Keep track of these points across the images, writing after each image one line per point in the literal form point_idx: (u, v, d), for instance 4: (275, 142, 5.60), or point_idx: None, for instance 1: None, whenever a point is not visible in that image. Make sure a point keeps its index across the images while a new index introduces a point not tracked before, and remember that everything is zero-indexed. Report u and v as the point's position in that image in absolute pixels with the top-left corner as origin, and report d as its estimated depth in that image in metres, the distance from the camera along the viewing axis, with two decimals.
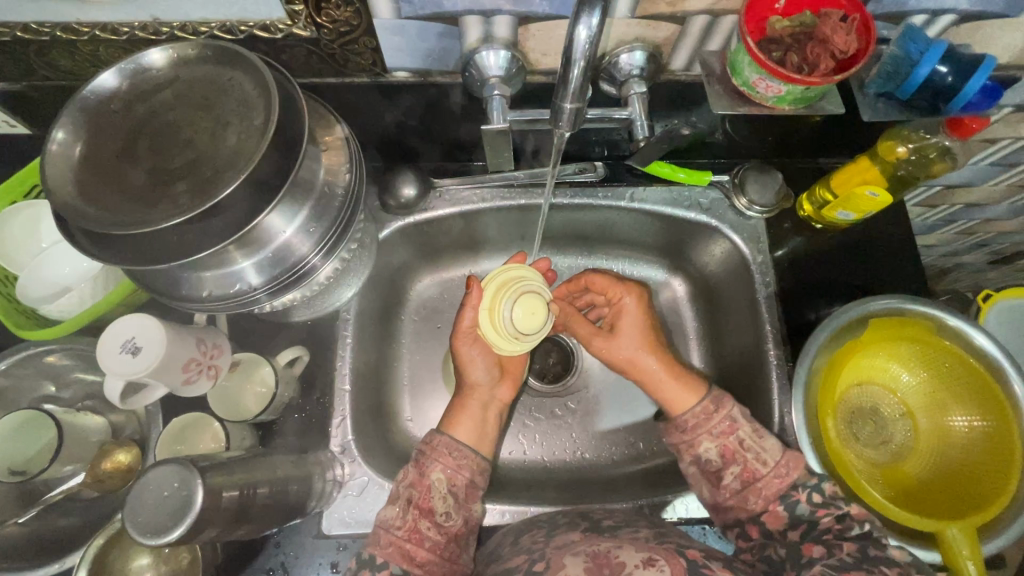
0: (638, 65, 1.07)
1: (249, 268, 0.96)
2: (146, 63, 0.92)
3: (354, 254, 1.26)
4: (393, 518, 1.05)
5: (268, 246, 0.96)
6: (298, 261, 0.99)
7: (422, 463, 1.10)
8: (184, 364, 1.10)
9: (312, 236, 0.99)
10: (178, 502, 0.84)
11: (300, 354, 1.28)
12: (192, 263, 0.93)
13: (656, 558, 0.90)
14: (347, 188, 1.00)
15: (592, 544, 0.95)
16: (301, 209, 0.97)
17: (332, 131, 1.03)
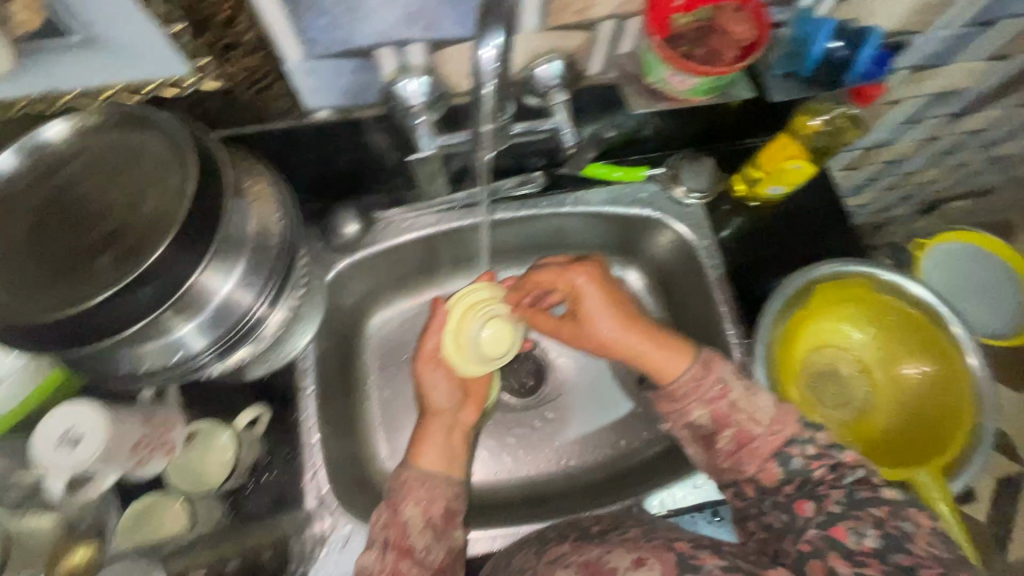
0: (555, 75, 1.03)
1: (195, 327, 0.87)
2: (37, 140, 0.86)
3: (303, 302, 1.09)
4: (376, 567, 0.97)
5: (219, 307, 0.88)
6: (244, 313, 0.91)
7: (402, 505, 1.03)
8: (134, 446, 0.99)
9: (254, 283, 0.90)
10: None
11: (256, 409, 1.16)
12: (120, 339, 0.80)
13: (649, 562, 0.87)
14: (282, 238, 0.93)
15: (582, 556, 0.92)
16: (237, 263, 0.88)
17: (258, 178, 0.95)
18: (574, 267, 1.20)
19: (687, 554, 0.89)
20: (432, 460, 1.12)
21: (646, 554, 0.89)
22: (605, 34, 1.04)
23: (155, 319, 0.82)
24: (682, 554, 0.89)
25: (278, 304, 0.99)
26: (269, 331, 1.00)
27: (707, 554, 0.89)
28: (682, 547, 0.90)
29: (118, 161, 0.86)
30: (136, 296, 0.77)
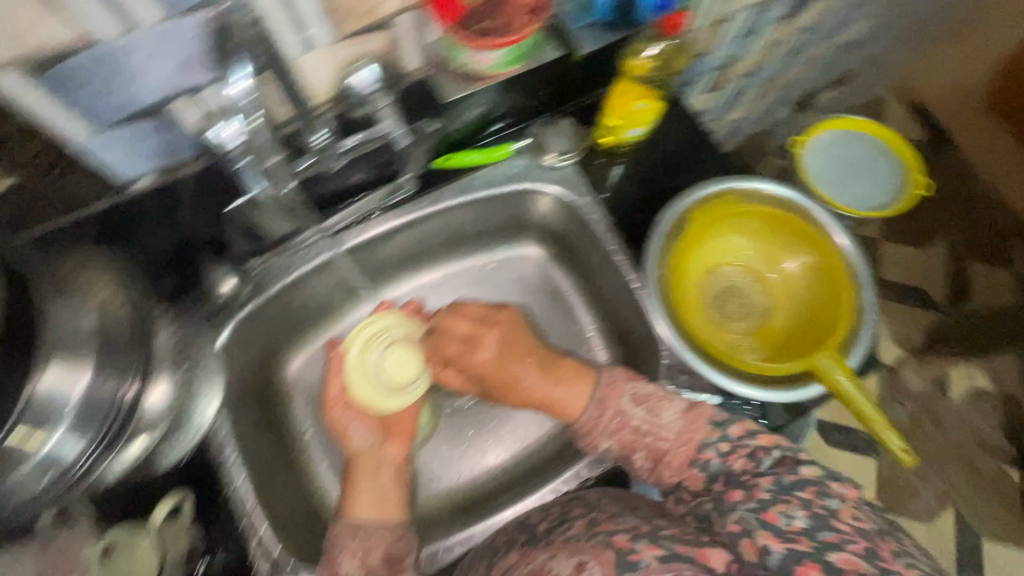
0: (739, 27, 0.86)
1: (51, 450, 0.45)
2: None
3: (488, 277, 0.85)
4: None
5: (73, 412, 0.45)
6: (109, 408, 0.48)
7: (337, 556, 0.52)
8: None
9: (117, 366, 0.48)
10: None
11: (183, 495, 0.59)
12: (312, 241, 0.70)
13: (596, 559, 0.42)
14: (494, 195, 0.76)
15: (529, 561, 0.45)
16: (418, 205, 0.74)
17: (507, 124, 0.77)
18: (752, 219, 0.70)
19: (737, 500, 0.45)
20: (375, 492, 0.58)
21: (642, 525, 0.45)
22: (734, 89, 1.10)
23: (315, 305, 0.77)
24: (724, 471, 0.49)
25: (157, 379, 0.55)
26: (151, 420, 0.54)
27: (652, 541, 0.43)
28: (812, 490, 0.44)
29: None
30: (278, 275, 0.69)
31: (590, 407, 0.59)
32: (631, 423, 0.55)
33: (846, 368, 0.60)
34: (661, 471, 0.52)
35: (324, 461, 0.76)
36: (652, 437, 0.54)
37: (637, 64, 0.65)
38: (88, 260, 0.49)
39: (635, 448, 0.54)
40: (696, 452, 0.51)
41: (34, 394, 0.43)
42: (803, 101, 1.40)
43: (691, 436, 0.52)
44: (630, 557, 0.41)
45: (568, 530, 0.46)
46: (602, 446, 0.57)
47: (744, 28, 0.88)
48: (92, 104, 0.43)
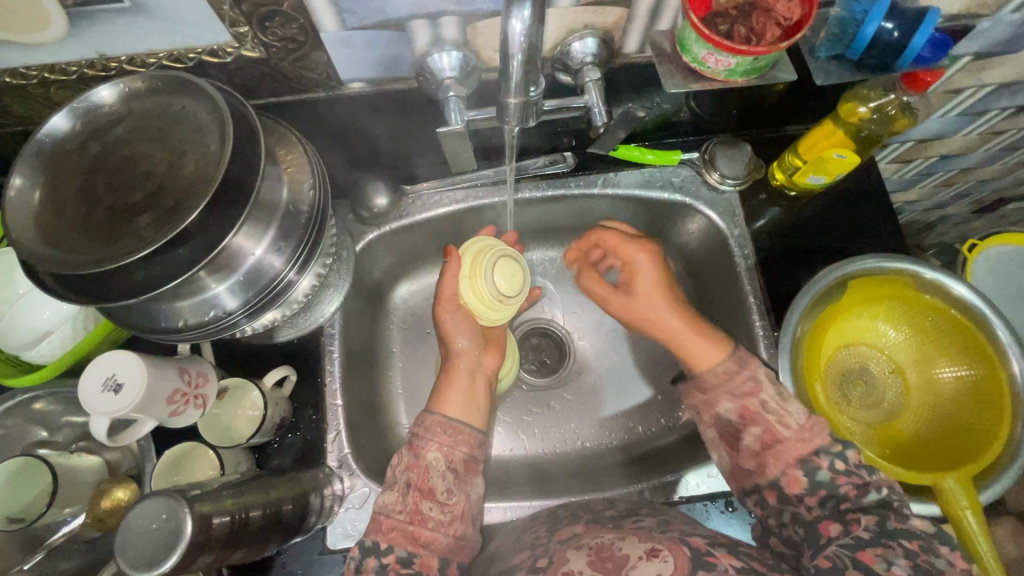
0: (970, 101, 0.78)
1: (220, 292, 0.50)
2: (87, 96, 0.49)
3: None
4: (395, 509, 0.56)
5: (245, 269, 0.50)
6: (270, 280, 0.51)
7: (424, 445, 0.60)
8: (174, 392, 0.53)
9: (290, 245, 0.51)
10: (230, 422, 0.61)
11: (290, 371, 0.65)
12: (465, 187, 0.73)
13: (669, 551, 0.48)
14: (646, 200, 0.75)
15: (596, 535, 0.51)
16: (571, 186, 0.74)
17: (682, 134, 0.76)
18: (916, 308, 0.64)
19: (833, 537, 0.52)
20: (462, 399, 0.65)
21: (720, 536, 0.52)
22: (925, 167, 1.00)
23: (442, 244, 0.80)
24: (827, 486, 0.54)
25: (311, 268, 0.57)
26: (290, 300, 0.58)
27: (729, 551, 0.49)
28: (917, 545, 0.50)
29: (174, 126, 0.48)
30: (425, 207, 0.73)
31: (716, 376, 0.61)
32: (761, 395, 0.58)
33: (974, 501, 0.54)
34: (767, 459, 0.56)
35: (400, 388, 0.80)
36: (776, 418, 0.57)
37: (857, 111, 0.62)
38: (292, 139, 0.54)
39: (753, 421, 0.57)
40: (807, 461, 0.55)
41: (228, 246, 0.47)
42: (988, 204, 1.25)
43: (812, 440, 0.56)
44: (706, 558, 0.47)
45: (640, 522, 0.53)
46: (721, 404, 0.60)
47: (969, 106, 0.80)
48: (352, 6, 0.47)
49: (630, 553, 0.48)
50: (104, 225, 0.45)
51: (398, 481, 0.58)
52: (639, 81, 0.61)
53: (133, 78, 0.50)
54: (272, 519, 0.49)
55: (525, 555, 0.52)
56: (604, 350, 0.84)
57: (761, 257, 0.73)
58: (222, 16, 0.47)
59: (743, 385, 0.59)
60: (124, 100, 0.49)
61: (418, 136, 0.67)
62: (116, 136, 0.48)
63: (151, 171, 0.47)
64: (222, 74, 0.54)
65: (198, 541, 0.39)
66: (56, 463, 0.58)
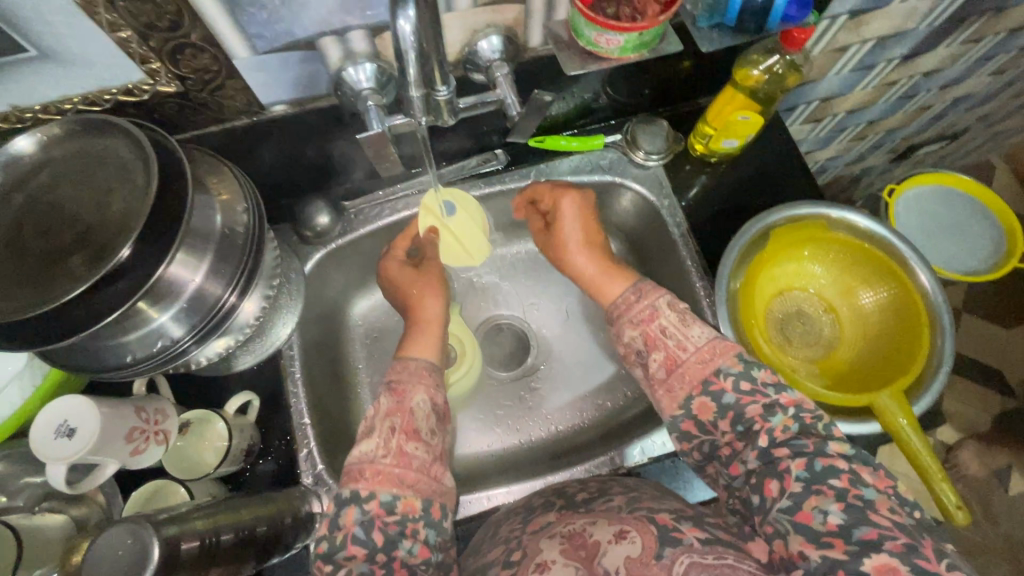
0: (858, 56, 0.85)
1: (164, 322, 0.50)
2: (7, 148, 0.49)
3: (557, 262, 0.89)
4: (379, 455, 0.54)
5: (188, 296, 0.50)
6: (213, 304, 0.52)
7: (406, 391, 0.59)
8: (132, 430, 0.52)
9: (228, 270, 0.52)
10: (194, 458, 0.61)
11: (251, 396, 0.65)
12: (406, 196, 0.76)
13: (636, 531, 0.50)
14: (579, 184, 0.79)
15: (568, 523, 0.53)
16: (507, 180, 0.77)
17: (603, 119, 0.80)
18: (834, 246, 0.69)
19: (774, 496, 0.51)
20: (432, 344, 0.67)
21: (685, 510, 0.54)
22: (834, 123, 1.08)
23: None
24: (735, 407, 0.56)
25: (255, 292, 0.59)
26: (240, 325, 0.59)
27: (695, 524, 0.51)
28: (845, 481, 0.49)
29: (98, 166, 0.49)
30: (369, 221, 0.75)
31: (623, 303, 0.65)
32: (660, 320, 0.62)
33: (908, 413, 0.59)
34: (673, 382, 0.59)
35: (371, 402, 0.80)
36: (675, 343, 0.60)
37: (751, 75, 0.67)
38: (223, 169, 0.55)
39: (656, 346, 0.61)
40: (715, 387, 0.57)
41: (163, 276, 0.48)
42: (902, 150, 1.35)
43: (712, 359, 0.59)
44: (674, 535, 0.49)
45: (609, 504, 0.55)
46: (627, 333, 0.63)
47: (860, 60, 0.87)
48: (260, 31, 0.49)
49: (600, 538, 0.50)
50: (38, 269, 0.45)
51: (380, 429, 0.56)
52: (549, 72, 0.65)
53: (49, 126, 0.50)
54: (248, 541, 0.50)
55: (499, 551, 0.54)
56: (564, 335, 0.87)
57: (692, 223, 0.77)
58: (130, 54, 0.48)
59: (642, 313, 0.63)
60: (44, 148, 0.50)
61: (350, 152, 0.69)
62: (40, 184, 0.49)
63: (81, 212, 0.47)
64: (141, 112, 0.55)
65: (167, 565, 0.39)
66: (19, 523, 0.56)
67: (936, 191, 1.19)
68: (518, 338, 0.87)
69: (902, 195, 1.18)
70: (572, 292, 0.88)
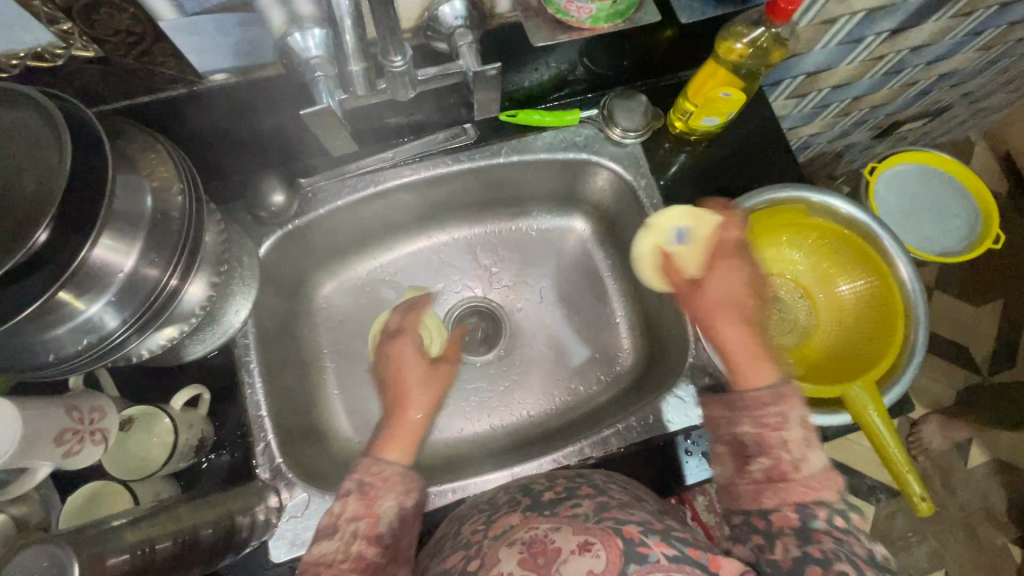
0: (845, 30, 0.81)
1: (94, 313, 0.46)
2: None
3: (531, 245, 0.85)
4: (339, 559, 0.51)
5: (119, 283, 0.46)
6: (151, 290, 0.47)
7: (380, 496, 0.55)
8: (63, 431, 0.49)
9: (164, 254, 0.48)
10: (138, 458, 0.57)
11: (201, 389, 0.61)
12: (369, 173, 0.71)
13: (601, 543, 0.47)
14: (554, 162, 0.75)
15: (531, 527, 0.50)
16: (477, 157, 0.73)
17: (580, 94, 0.75)
18: (815, 230, 0.66)
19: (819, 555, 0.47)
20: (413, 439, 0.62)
21: (655, 522, 0.50)
22: (819, 100, 1.05)
23: (356, 235, 0.77)
24: (818, 531, 0.48)
25: (199, 275, 0.54)
26: (186, 313, 0.54)
27: (663, 538, 0.48)
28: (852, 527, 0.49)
29: (5, 141, 0.43)
30: (328, 200, 0.70)
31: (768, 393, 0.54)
32: (785, 432, 0.52)
33: (879, 404, 0.58)
34: (767, 490, 0.51)
35: (336, 389, 0.77)
36: (790, 458, 0.51)
37: (734, 49, 0.63)
38: (155, 144, 0.50)
39: (767, 450, 0.52)
40: (801, 506, 0.50)
41: (86, 261, 0.43)
42: (884, 127, 1.33)
43: (819, 487, 0.51)
44: (639, 550, 0.47)
45: (576, 509, 0.52)
46: (741, 428, 0.53)
47: (848, 33, 0.83)
48: None
49: (562, 547, 0.47)
50: None
51: (342, 531, 0.53)
52: (519, 41, 0.60)
53: None
54: (191, 549, 0.47)
55: (459, 556, 0.51)
56: (538, 319, 0.84)
57: (670, 205, 0.74)
58: (35, 13, 0.42)
59: (769, 417, 0.53)
60: None
61: (304, 128, 0.64)
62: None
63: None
64: (58, 80, 0.49)
65: None
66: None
67: (916, 170, 1.18)
68: (488, 321, 0.84)
69: (883, 173, 1.16)
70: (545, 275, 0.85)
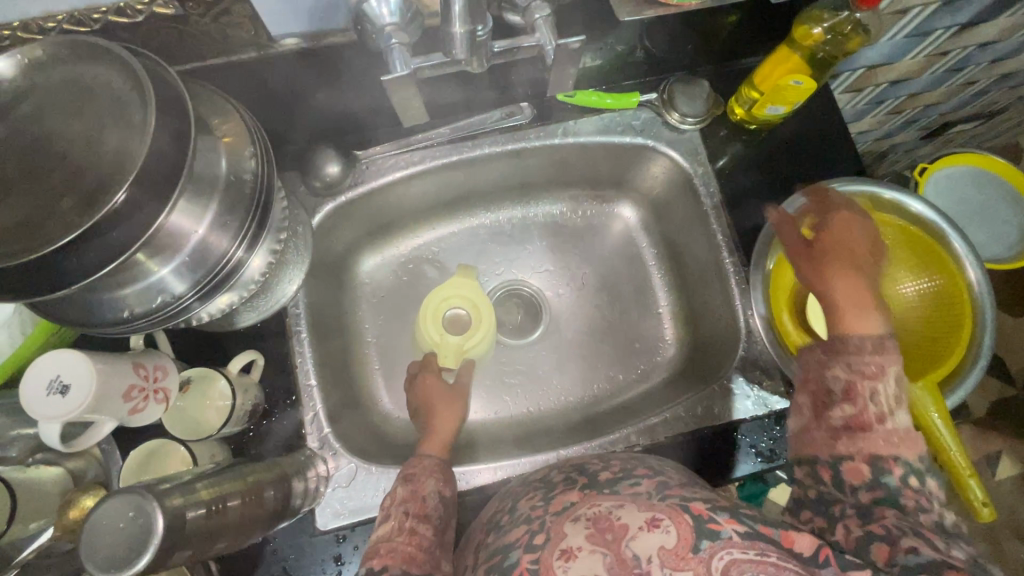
0: (916, 22, 0.79)
1: (165, 276, 0.46)
2: None
3: (576, 230, 0.84)
4: (394, 534, 0.51)
5: (191, 248, 0.46)
6: (219, 259, 0.48)
7: (421, 481, 0.55)
8: (131, 388, 0.49)
9: (236, 219, 0.48)
10: (195, 422, 0.58)
11: (256, 354, 0.61)
12: (423, 148, 0.70)
13: (671, 519, 0.46)
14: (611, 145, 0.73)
15: (591, 504, 0.49)
16: (532, 136, 0.72)
17: (639, 77, 0.73)
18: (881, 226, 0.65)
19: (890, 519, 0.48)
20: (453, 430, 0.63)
21: (719, 499, 0.49)
22: (875, 95, 1.02)
23: (404, 212, 0.77)
24: (888, 488, 0.50)
25: (261, 248, 0.54)
26: (245, 281, 0.55)
27: (731, 515, 0.47)
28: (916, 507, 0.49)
29: (87, 97, 0.43)
30: (381, 173, 0.70)
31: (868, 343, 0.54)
32: (878, 383, 0.53)
33: (942, 405, 0.57)
34: (845, 435, 0.52)
35: (377, 363, 0.77)
36: (877, 409, 0.52)
37: (812, 33, 0.61)
38: (228, 106, 0.50)
39: (854, 397, 0.53)
40: (877, 459, 0.51)
41: (163, 225, 0.44)
42: (934, 128, 1.30)
43: (897, 445, 0.52)
44: (709, 526, 0.45)
45: (637, 487, 0.50)
46: (831, 372, 0.55)
47: (917, 26, 0.81)
48: None
49: (630, 523, 0.46)
50: (21, 212, 0.41)
51: (393, 513, 0.53)
52: (590, 18, 0.59)
53: (32, 47, 0.44)
54: (254, 507, 0.48)
55: (520, 530, 0.49)
56: (579, 304, 0.83)
57: (726, 194, 0.73)
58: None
59: (867, 365, 0.53)
60: (25, 73, 0.44)
61: (365, 99, 0.63)
62: (20, 114, 0.43)
63: (69, 149, 0.42)
64: (135, 38, 0.49)
65: (170, 539, 0.37)
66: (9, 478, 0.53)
67: (968, 173, 1.14)
68: (528, 305, 0.84)
69: (934, 175, 1.13)
70: (589, 260, 0.84)
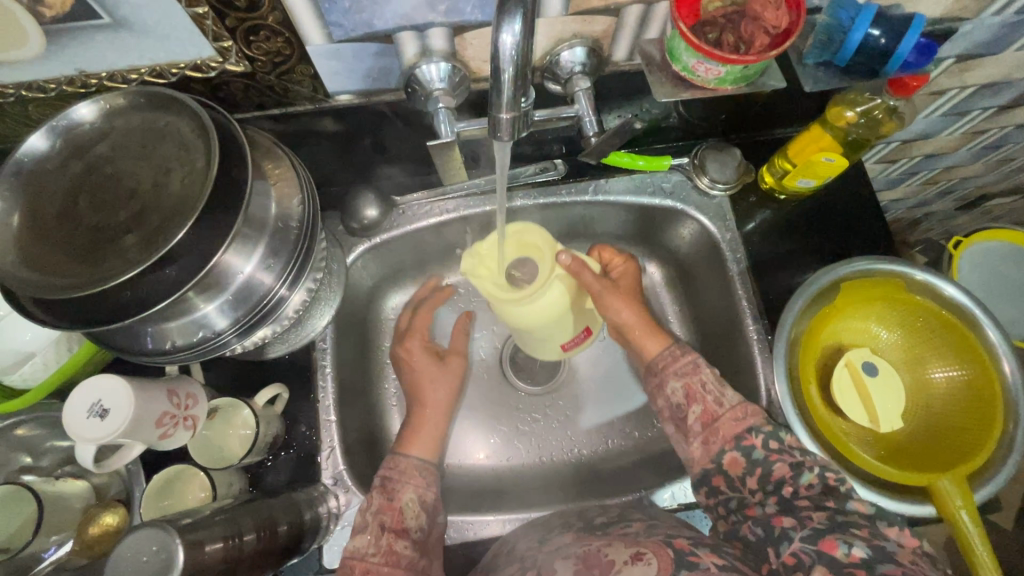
0: (955, 102, 0.79)
1: (208, 312, 0.49)
2: (66, 113, 0.47)
3: None
4: (369, 552, 0.54)
5: (235, 287, 0.49)
6: (262, 297, 0.50)
7: (399, 487, 0.59)
8: (163, 414, 0.51)
9: (280, 261, 0.50)
10: (215, 448, 0.61)
11: (281, 389, 0.64)
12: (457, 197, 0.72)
13: (653, 553, 0.48)
14: (639, 204, 0.75)
15: (584, 543, 0.51)
16: (561, 193, 0.74)
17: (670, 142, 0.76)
18: (908, 308, 0.64)
19: (786, 528, 0.51)
20: (434, 437, 0.66)
21: (704, 537, 0.52)
22: (909, 166, 1.02)
23: (432, 255, 0.79)
24: (762, 463, 0.54)
25: (302, 284, 0.56)
26: (283, 316, 0.57)
27: (712, 550, 0.49)
28: (864, 530, 0.49)
29: (157, 142, 0.47)
30: (416, 218, 0.72)
31: (664, 356, 0.63)
32: (702, 375, 0.60)
33: (968, 501, 0.55)
34: (707, 435, 0.57)
35: (395, 400, 0.78)
36: (713, 397, 0.59)
37: (844, 115, 0.62)
38: (277, 151, 0.53)
39: (695, 399, 0.59)
40: (737, 441, 0.56)
41: (219, 263, 0.46)
42: (972, 200, 1.28)
43: (744, 418, 0.57)
44: (689, 558, 0.47)
45: (627, 529, 0.53)
46: (669, 385, 0.61)
47: (954, 106, 0.81)
48: (339, 19, 0.46)
49: (616, 559, 0.48)
50: (86, 245, 0.44)
51: (370, 524, 0.56)
52: (627, 89, 0.62)
53: (114, 94, 0.49)
54: (268, 543, 0.49)
55: (515, 567, 0.52)
56: (598, 357, 0.83)
57: (752, 260, 0.73)
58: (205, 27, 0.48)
59: (686, 366, 0.61)
60: (105, 116, 0.48)
61: (407, 149, 0.67)
62: (98, 153, 0.47)
63: (136, 189, 0.46)
64: (206, 88, 0.54)
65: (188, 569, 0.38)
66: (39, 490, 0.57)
67: (1009, 249, 1.11)
68: None
69: (969, 250, 1.11)
70: None
